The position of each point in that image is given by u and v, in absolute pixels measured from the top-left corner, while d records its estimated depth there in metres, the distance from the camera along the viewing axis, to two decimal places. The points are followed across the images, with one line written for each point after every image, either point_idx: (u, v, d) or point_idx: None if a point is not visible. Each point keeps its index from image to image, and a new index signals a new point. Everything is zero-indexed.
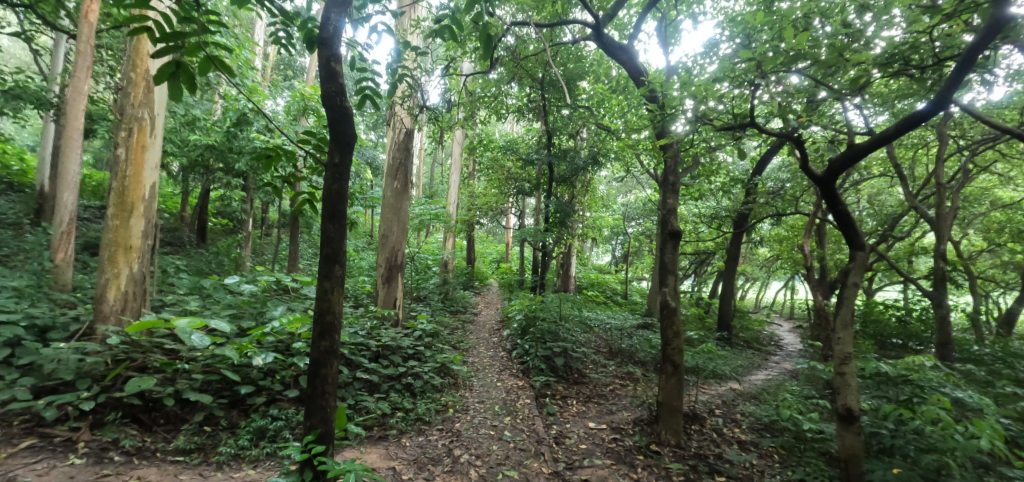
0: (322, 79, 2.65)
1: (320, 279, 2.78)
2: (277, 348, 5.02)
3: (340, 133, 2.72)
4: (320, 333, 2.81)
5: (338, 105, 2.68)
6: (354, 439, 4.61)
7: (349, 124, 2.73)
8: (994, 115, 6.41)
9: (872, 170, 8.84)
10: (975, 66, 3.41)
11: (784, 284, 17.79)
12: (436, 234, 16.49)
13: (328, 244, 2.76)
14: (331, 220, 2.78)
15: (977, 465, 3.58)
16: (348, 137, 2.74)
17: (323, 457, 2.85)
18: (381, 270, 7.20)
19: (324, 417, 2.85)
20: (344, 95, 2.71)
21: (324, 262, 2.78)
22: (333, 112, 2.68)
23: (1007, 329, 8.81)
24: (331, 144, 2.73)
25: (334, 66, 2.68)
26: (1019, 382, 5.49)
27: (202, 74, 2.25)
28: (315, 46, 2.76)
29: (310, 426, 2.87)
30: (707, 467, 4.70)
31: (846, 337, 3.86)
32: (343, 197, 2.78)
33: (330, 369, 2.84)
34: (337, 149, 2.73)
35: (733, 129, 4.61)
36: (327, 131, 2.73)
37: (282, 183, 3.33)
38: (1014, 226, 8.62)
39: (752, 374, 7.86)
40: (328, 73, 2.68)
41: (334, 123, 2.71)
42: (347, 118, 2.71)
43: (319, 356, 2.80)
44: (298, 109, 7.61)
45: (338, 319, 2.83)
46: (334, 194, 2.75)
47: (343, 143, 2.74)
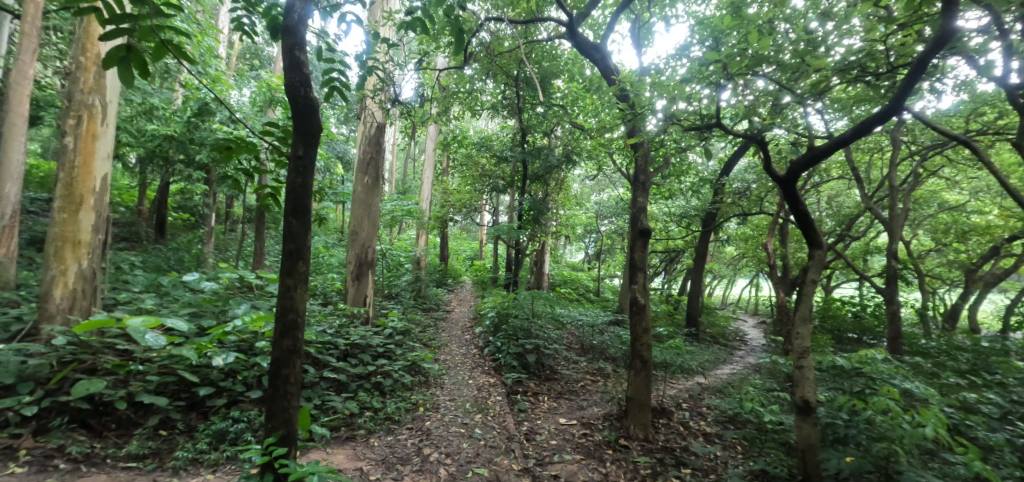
0: (285, 68, 2.57)
1: (283, 275, 2.71)
2: (240, 348, 4.85)
3: (304, 125, 2.64)
4: (282, 331, 2.74)
5: (302, 96, 2.61)
6: (320, 441, 4.50)
7: (314, 115, 2.66)
8: (942, 123, 6.82)
9: (830, 173, 9.27)
10: (924, 74, 3.59)
11: (748, 282, 18.42)
12: (409, 231, 16.27)
13: (290, 240, 2.69)
14: (294, 215, 2.70)
15: (922, 451, 3.81)
16: (313, 130, 2.66)
17: (285, 460, 2.77)
18: (351, 267, 7.04)
19: (286, 418, 2.79)
20: (309, 86, 2.65)
21: (288, 258, 2.70)
22: (296, 103, 2.61)
23: (952, 324, 9.40)
24: (296, 136, 2.65)
25: (298, 55, 2.61)
26: (961, 373, 5.88)
27: (156, 62, 2.16)
28: (280, 34, 2.68)
29: (272, 428, 2.80)
30: (674, 460, 4.81)
31: (804, 332, 4.05)
32: (308, 191, 2.70)
33: (293, 369, 2.78)
34: (300, 142, 2.65)
35: (701, 129, 4.76)
36: (291, 123, 2.65)
37: (245, 176, 3.18)
38: (958, 228, 9.35)
39: (718, 369, 8.10)
40: (292, 62, 2.60)
41: (298, 115, 2.64)
42: (311, 108, 2.63)
43: (281, 355, 2.74)
44: (264, 101, 7.34)
45: (302, 317, 2.76)
46: (298, 188, 2.67)
47: (307, 135, 2.66)
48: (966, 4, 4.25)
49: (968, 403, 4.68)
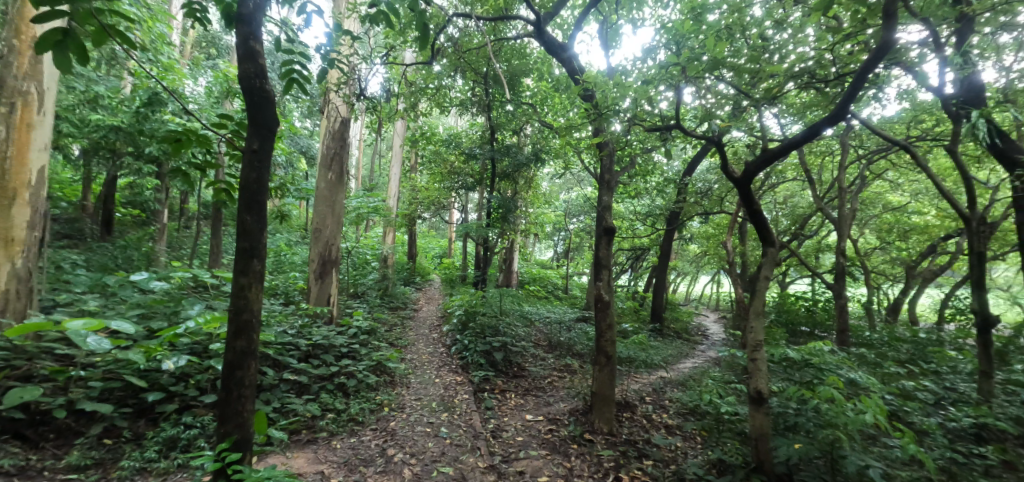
0: (239, 59, 2.53)
1: (236, 274, 2.65)
2: (193, 350, 4.62)
3: (259, 118, 2.60)
4: (235, 332, 2.68)
5: (257, 87, 2.57)
6: (279, 445, 4.35)
7: (269, 108, 2.62)
8: (885, 129, 7.29)
9: (785, 174, 9.73)
10: (867, 82, 3.80)
11: (710, 278, 19.09)
12: (376, 229, 15.94)
13: (245, 237, 2.64)
14: (248, 211, 2.65)
15: (864, 436, 4.07)
16: (269, 123, 2.63)
17: (238, 465, 2.70)
18: (313, 266, 6.83)
19: (240, 422, 2.74)
20: (264, 77, 2.61)
21: (241, 256, 2.65)
22: (250, 94, 2.56)
23: (893, 316, 10.06)
24: (250, 129, 2.61)
25: (253, 45, 2.56)
26: (900, 362, 6.31)
27: (97, 48, 2.04)
28: (233, 24, 2.61)
29: (225, 434, 2.73)
30: (636, 453, 4.94)
31: (758, 326, 4.26)
32: (263, 187, 2.66)
33: (247, 371, 2.73)
34: (255, 136, 2.61)
35: (663, 131, 4.89)
36: (244, 115, 2.60)
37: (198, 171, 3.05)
38: (900, 228, 10.01)
39: (680, 363, 8.38)
40: (247, 53, 2.56)
41: (253, 107, 2.59)
42: (265, 100, 2.59)
43: (234, 357, 2.69)
44: (220, 92, 7.01)
45: (256, 317, 2.71)
46: (252, 184, 2.63)
47: (263, 129, 2.63)
48: (905, 18, 4.57)
49: (906, 391, 5.03)
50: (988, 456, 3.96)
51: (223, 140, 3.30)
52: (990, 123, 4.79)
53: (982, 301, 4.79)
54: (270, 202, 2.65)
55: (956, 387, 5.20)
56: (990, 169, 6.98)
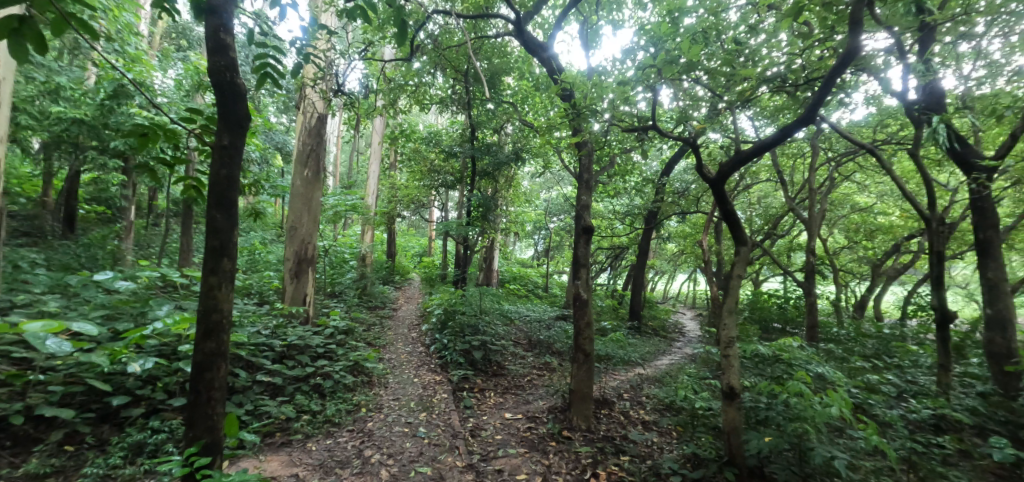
0: (209, 51, 2.51)
1: (206, 273, 2.63)
2: (161, 352, 4.47)
3: (229, 112, 2.58)
4: (204, 333, 2.67)
5: (227, 80, 2.55)
6: (252, 448, 4.24)
7: (240, 102, 2.61)
8: (852, 132, 7.56)
9: (759, 175, 9.99)
10: (835, 86, 3.93)
11: (687, 277, 19.47)
12: (354, 227, 15.71)
13: (214, 235, 2.61)
14: (218, 208, 2.63)
15: (832, 429, 4.21)
16: (240, 118, 2.62)
17: (207, 470, 2.67)
18: (289, 265, 6.68)
19: (210, 426, 2.72)
20: (235, 70, 2.60)
21: (211, 254, 2.62)
22: (221, 88, 2.54)
23: (860, 313, 10.46)
24: (220, 124, 2.59)
25: (223, 37, 2.55)
26: (866, 357, 6.57)
27: (57, 36, 1.96)
28: (201, 15, 2.60)
29: (194, 438, 2.72)
30: (613, 449, 5.00)
31: (731, 323, 4.36)
32: (234, 183, 2.65)
33: (217, 372, 2.72)
34: (225, 130, 2.59)
35: (639, 131, 4.95)
36: (215, 109, 2.58)
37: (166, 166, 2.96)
38: (866, 227, 10.40)
39: (657, 360, 8.52)
40: (216, 45, 2.55)
41: (224, 101, 2.58)
42: (236, 94, 2.58)
43: (203, 359, 2.65)
44: (191, 85, 6.79)
45: (227, 318, 2.71)
46: (222, 180, 2.60)
47: (235, 125, 2.61)
48: (870, 26, 4.76)
49: (870, 384, 5.24)
50: (945, 445, 4.17)
51: (192, 135, 3.20)
52: (949, 128, 5.02)
53: (941, 298, 5.03)
54: (242, 199, 2.64)
55: (917, 380, 5.46)
56: (949, 172, 7.32)
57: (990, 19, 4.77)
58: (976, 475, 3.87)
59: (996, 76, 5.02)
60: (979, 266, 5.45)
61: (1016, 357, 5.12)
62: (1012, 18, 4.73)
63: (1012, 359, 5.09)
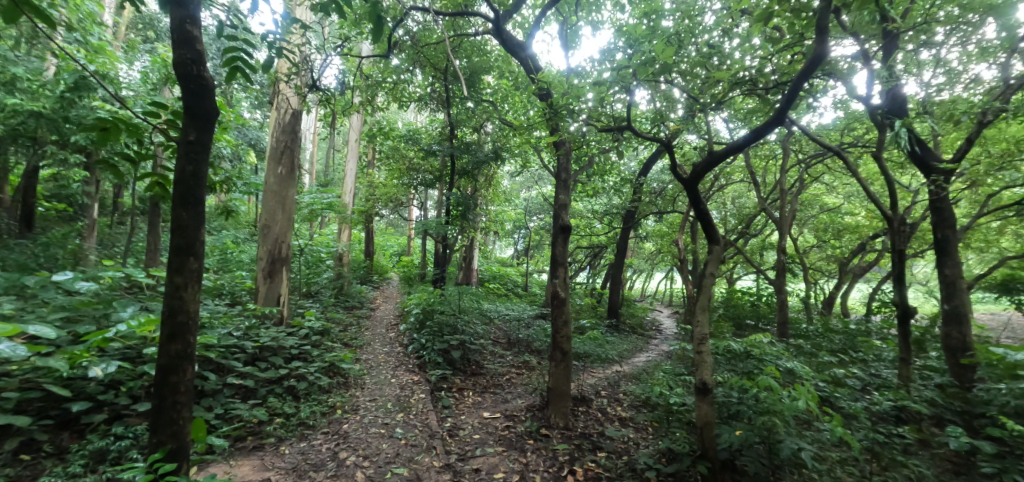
0: (174, 44, 2.52)
1: (171, 273, 2.62)
2: (126, 356, 4.30)
3: (196, 106, 2.60)
4: (169, 335, 2.66)
5: (193, 74, 2.57)
6: (221, 453, 4.11)
7: (206, 97, 2.63)
8: (821, 135, 7.82)
9: (732, 176, 10.26)
10: (803, 90, 4.06)
11: (664, 276, 19.82)
12: (331, 226, 15.42)
13: (180, 233, 2.61)
14: (184, 206, 2.63)
15: (799, 421, 4.36)
16: (207, 113, 2.64)
17: (172, 477, 2.70)
18: (261, 264, 6.51)
19: (175, 431, 2.74)
20: (201, 64, 2.61)
21: (176, 254, 2.62)
22: (186, 81, 2.56)
23: (828, 309, 10.84)
24: (187, 119, 2.61)
25: (189, 30, 2.57)
26: (833, 352, 6.82)
27: (9, 24, 1.93)
28: (165, 8, 2.60)
29: (158, 443, 2.73)
30: (591, 445, 5.06)
31: (705, 320, 4.47)
32: (200, 180, 2.66)
33: (182, 376, 2.72)
34: (191, 125, 2.61)
35: (615, 131, 5.00)
36: (181, 104, 2.59)
37: (130, 162, 2.92)
38: (834, 227, 10.79)
39: (634, 357, 8.65)
40: (182, 38, 2.55)
41: (190, 95, 2.60)
42: (204, 88, 2.60)
43: (168, 361, 2.66)
44: (159, 78, 6.54)
45: (193, 319, 2.71)
46: (188, 176, 2.61)
47: (200, 119, 2.63)
48: (838, 32, 4.93)
49: (837, 378, 5.45)
50: (905, 435, 4.37)
51: (157, 130, 3.11)
52: (911, 132, 5.25)
53: (903, 295, 5.26)
54: (207, 195, 2.65)
55: (880, 374, 5.70)
56: (911, 174, 7.66)
57: (950, 28, 5.00)
58: (933, 463, 4.06)
59: (953, 83, 5.28)
60: (938, 264, 5.72)
61: (971, 350, 5.39)
62: (969, 28, 4.97)
63: (968, 353, 5.37)
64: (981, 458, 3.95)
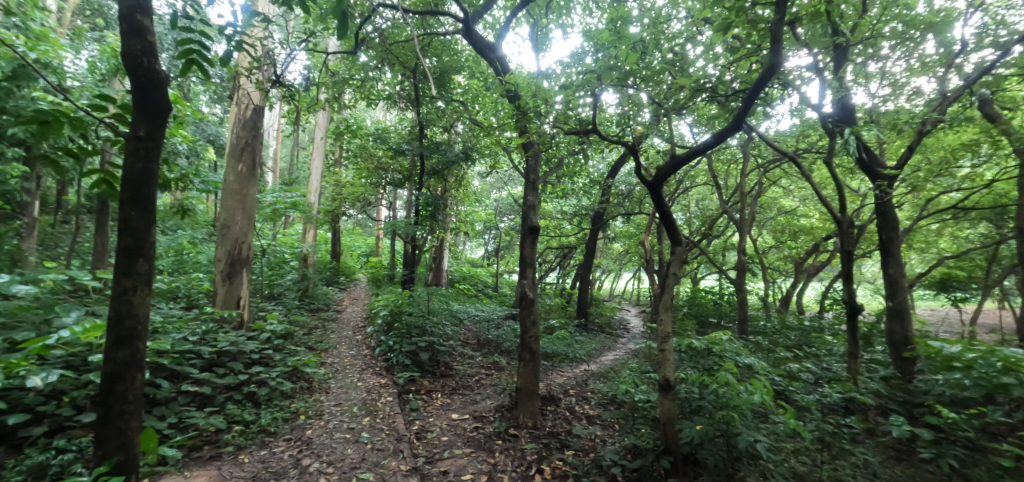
0: (123, 34, 2.39)
1: (118, 275, 2.48)
2: (69, 364, 4.04)
3: (147, 101, 2.48)
4: (115, 342, 2.51)
5: (144, 66, 2.45)
6: (174, 464, 3.92)
7: (159, 90, 2.51)
8: (778, 141, 8.17)
9: (696, 179, 10.60)
10: (761, 98, 4.23)
11: (632, 276, 20.23)
12: (295, 226, 14.95)
13: (129, 234, 2.47)
14: (132, 205, 2.50)
15: (757, 415, 4.55)
16: (159, 108, 2.51)
17: None
18: (220, 266, 6.24)
19: (123, 442, 2.59)
20: (153, 55, 2.49)
21: (124, 255, 2.48)
22: (136, 74, 2.43)
23: (785, 307, 11.34)
24: (137, 114, 2.47)
25: (139, 20, 2.44)
26: (789, 348, 7.15)
27: None
28: None
29: (104, 456, 2.57)
30: (558, 444, 5.11)
31: (668, 318, 4.60)
32: (151, 178, 2.53)
33: (131, 384, 2.57)
34: (141, 120, 2.48)
35: (580, 134, 5.07)
36: (131, 98, 2.47)
37: (72, 158, 2.75)
38: (790, 229, 11.30)
39: (602, 356, 8.80)
40: (132, 28, 2.43)
41: (140, 88, 2.46)
42: (156, 81, 2.48)
43: (115, 369, 2.51)
44: (107, 68, 6.18)
45: (142, 324, 2.57)
46: (138, 174, 2.48)
47: (152, 113, 2.50)
48: (793, 43, 5.18)
49: (792, 372, 5.72)
50: (853, 425, 4.64)
51: (105, 124, 2.95)
52: (858, 139, 5.57)
53: (851, 292, 5.57)
54: (159, 194, 2.52)
55: (831, 368, 6.02)
56: (860, 179, 8.11)
57: (894, 42, 5.34)
58: (877, 450, 4.33)
59: (896, 94, 5.64)
60: (883, 263, 6.09)
61: (912, 344, 5.77)
62: (912, 43, 5.31)
63: (909, 346, 5.74)
64: (920, 445, 4.24)
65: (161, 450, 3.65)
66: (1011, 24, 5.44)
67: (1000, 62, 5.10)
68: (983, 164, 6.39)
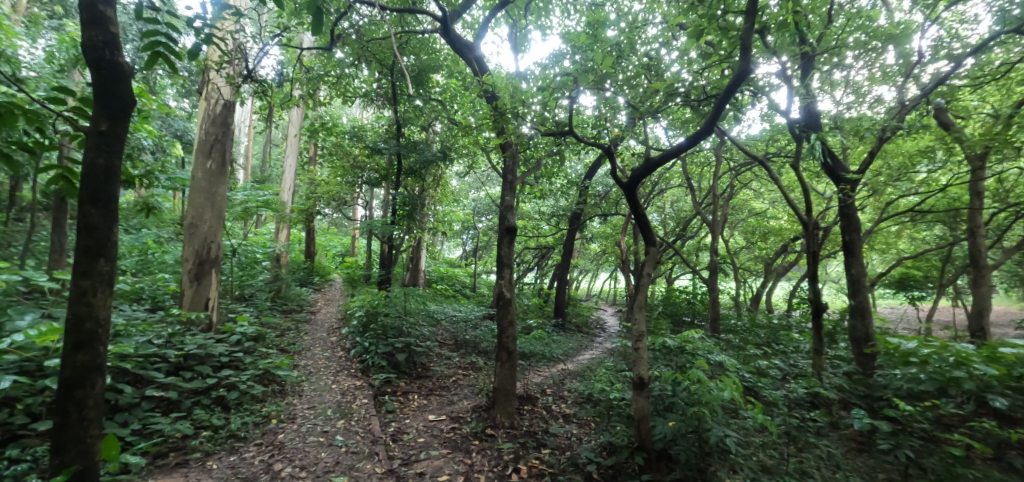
0: (83, 25, 2.29)
1: (77, 276, 2.37)
2: (24, 369, 3.84)
3: (110, 95, 2.38)
4: (73, 346, 2.40)
5: (106, 59, 2.35)
6: (137, 472, 3.77)
7: (123, 84, 2.41)
8: (749, 145, 8.42)
9: (670, 181, 10.82)
10: (731, 103, 4.34)
11: (609, 276, 20.47)
12: (267, 225, 14.59)
13: (89, 233, 2.36)
14: (93, 203, 2.39)
15: (727, 411, 4.68)
16: (123, 103, 2.42)
17: None
18: (187, 266, 6.03)
19: (82, 450, 2.48)
20: (116, 48, 2.40)
21: (83, 255, 2.37)
22: (98, 67, 2.33)
23: (755, 306, 11.68)
24: (98, 108, 2.37)
25: (101, 10, 2.34)
26: (759, 345, 7.37)
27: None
28: None
29: (61, 466, 2.45)
30: (535, 443, 5.14)
31: (643, 317, 4.68)
32: (113, 175, 2.43)
33: (90, 389, 2.46)
34: (103, 115, 2.38)
35: (558, 135, 5.11)
36: (92, 91, 2.36)
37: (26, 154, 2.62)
38: (760, 230, 11.65)
39: (579, 355, 8.89)
40: (93, 19, 2.33)
41: (102, 82, 2.36)
42: (119, 75, 2.39)
43: (73, 374, 2.40)
44: (66, 59, 5.89)
45: (103, 327, 2.46)
46: (99, 171, 2.38)
47: (114, 108, 2.40)
48: (763, 50, 5.35)
49: (761, 369, 5.91)
50: (817, 419, 4.84)
51: (63, 118, 2.81)
52: (823, 144, 5.79)
53: (816, 291, 5.79)
54: (121, 191, 2.42)
55: (797, 364, 6.24)
56: (825, 182, 8.42)
57: (857, 52, 5.56)
58: (840, 443, 4.52)
59: (859, 101, 5.88)
60: (846, 263, 6.35)
61: (872, 340, 6.03)
62: (874, 53, 5.55)
63: (870, 342, 6.00)
64: (879, 437, 4.44)
65: (123, 458, 3.50)
66: (964, 37, 5.75)
67: (953, 73, 5.37)
68: (938, 170, 6.73)
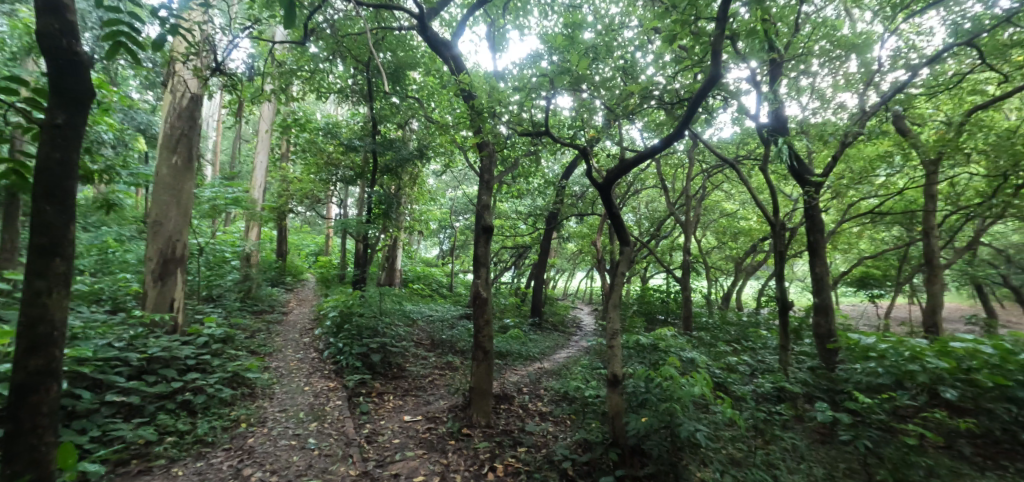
0: (37, 11, 2.18)
1: (30, 276, 2.25)
2: None
3: (67, 87, 2.27)
4: (26, 349, 2.27)
5: (62, 48, 2.24)
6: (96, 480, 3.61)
7: (81, 75, 2.30)
8: (721, 147, 8.64)
9: (645, 182, 11.01)
10: (703, 106, 4.44)
11: (585, 275, 20.67)
12: (236, 224, 14.16)
13: (44, 231, 2.24)
14: (48, 200, 2.27)
15: (698, 406, 4.81)
16: (80, 94, 2.31)
17: None
18: (151, 265, 5.80)
19: (35, 459, 2.34)
20: (73, 37, 2.29)
21: (36, 254, 2.24)
22: (52, 56, 2.22)
23: (726, 304, 12.00)
24: (53, 99, 2.25)
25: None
26: (729, 342, 7.58)
27: None
28: None
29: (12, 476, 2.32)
30: (511, 441, 5.16)
31: (617, 316, 4.76)
32: (70, 170, 2.32)
33: (45, 395, 2.34)
34: (59, 106, 2.26)
35: (534, 135, 5.13)
36: (47, 81, 2.24)
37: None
38: (731, 230, 11.97)
39: (555, 354, 8.96)
40: (48, 6, 2.21)
41: (57, 72, 2.25)
42: (76, 65, 2.28)
43: (26, 379, 2.27)
44: (18, 46, 5.59)
45: (59, 329, 2.34)
46: (55, 165, 2.26)
47: (72, 100, 2.29)
48: (734, 56, 5.50)
49: (731, 365, 6.08)
50: (783, 412, 5.02)
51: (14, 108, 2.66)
52: (790, 148, 5.99)
53: (783, 290, 5.99)
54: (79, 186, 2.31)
55: (765, 360, 6.46)
56: (792, 184, 8.72)
57: (822, 60, 5.78)
58: (804, 435, 4.71)
59: (824, 106, 6.11)
60: (811, 262, 6.60)
61: (835, 336, 6.28)
62: (837, 61, 5.78)
63: (832, 338, 6.25)
64: (841, 428, 4.63)
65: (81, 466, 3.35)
66: (920, 48, 6.05)
67: (911, 82, 5.65)
68: (896, 173, 7.06)
